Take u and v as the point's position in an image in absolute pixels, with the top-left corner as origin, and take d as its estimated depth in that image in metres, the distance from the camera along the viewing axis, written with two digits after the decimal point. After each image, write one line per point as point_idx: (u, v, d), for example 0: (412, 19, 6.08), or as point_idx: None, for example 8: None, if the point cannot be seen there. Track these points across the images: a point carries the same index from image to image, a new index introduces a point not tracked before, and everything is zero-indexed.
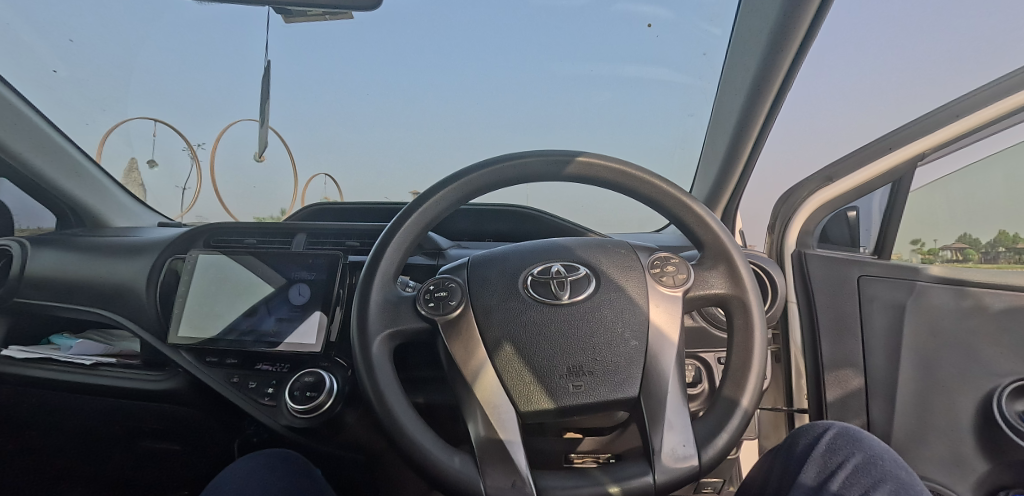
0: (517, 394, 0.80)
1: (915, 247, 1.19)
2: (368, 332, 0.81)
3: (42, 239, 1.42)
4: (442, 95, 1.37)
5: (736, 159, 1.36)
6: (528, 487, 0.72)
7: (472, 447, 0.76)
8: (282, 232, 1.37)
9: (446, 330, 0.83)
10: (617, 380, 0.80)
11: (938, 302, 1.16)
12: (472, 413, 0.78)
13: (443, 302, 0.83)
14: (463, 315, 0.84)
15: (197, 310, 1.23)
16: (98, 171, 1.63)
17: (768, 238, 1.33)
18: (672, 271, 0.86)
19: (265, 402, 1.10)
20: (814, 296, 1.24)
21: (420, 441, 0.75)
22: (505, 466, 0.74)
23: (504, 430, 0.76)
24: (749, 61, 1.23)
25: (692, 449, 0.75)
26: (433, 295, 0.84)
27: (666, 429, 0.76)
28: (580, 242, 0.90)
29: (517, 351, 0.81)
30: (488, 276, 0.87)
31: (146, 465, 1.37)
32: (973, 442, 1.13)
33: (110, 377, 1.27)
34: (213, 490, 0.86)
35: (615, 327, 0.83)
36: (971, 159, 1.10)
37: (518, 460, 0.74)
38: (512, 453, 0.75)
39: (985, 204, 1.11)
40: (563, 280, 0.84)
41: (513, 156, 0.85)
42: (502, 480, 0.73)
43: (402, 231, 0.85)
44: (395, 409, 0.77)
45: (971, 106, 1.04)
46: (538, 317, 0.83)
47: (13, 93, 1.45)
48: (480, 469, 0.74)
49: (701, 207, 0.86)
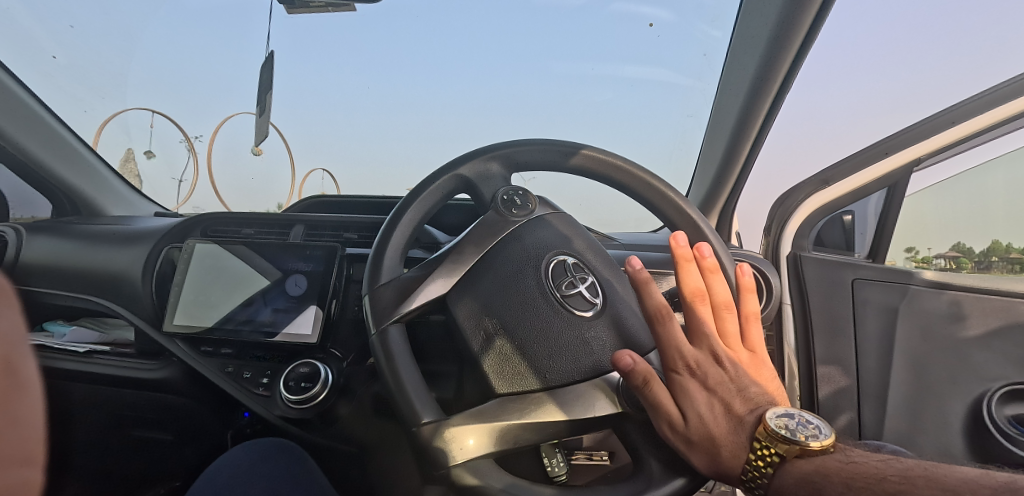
0: (464, 320, 0.85)
1: (910, 254, 1.25)
2: (460, 164, 0.88)
3: (37, 226, 1.42)
4: (436, 91, 1.39)
5: (731, 165, 1.37)
6: (385, 321, 0.81)
7: (400, 277, 0.85)
8: (280, 223, 1.32)
9: (473, 234, 0.87)
10: (523, 375, 0.80)
11: (930, 307, 1.23)
12: (431, 400, 0.77)
13: (507, 206, 0.88)
14: (508, 228, 0.87)
15: (193, 300, 1.22)
16: (95, 158, 1.61)
17: (764, 239, 1.37)
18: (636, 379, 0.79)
19: (260, 391, 1.12)
20: (808, 298, 1.29)
21: (386, 268, 0.85)
22: (394, 300, 0.82)
23: (417, 298, 0.82)
24: (748, 64, 1.22)
25: (477, 448, 0.73)
26: (511, 210, 0.88)
27: (476, 420, 0.74)
28: (611, 266, 0.89)
29: (505, 349, 0.82)
30: (540, 232, 0.88)
31: (137, 459, 1.35)
32: (963, 444, 1.19)
33: (105, 366, 1.28)
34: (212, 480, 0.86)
35: (571, 350, 0.81)
36: (952, 171, 1.17)
37: (397, 376, 0.77)
38: (395, 369, 0.77)
39: (971, 215, 1.17)
40: (578, 283, 0.84)
41: (545, 140, 0.87)
42: (384, 298, 0.82)
43: (532, 145, 0.88)
44: (386, 266, 0.85)
45: (967, 113, 1.09)
46: (527, 297, 0.84)
47: (13, 80, 1.43)
48: (382, 284, 0.84)
49: (716, 240, 0.85)
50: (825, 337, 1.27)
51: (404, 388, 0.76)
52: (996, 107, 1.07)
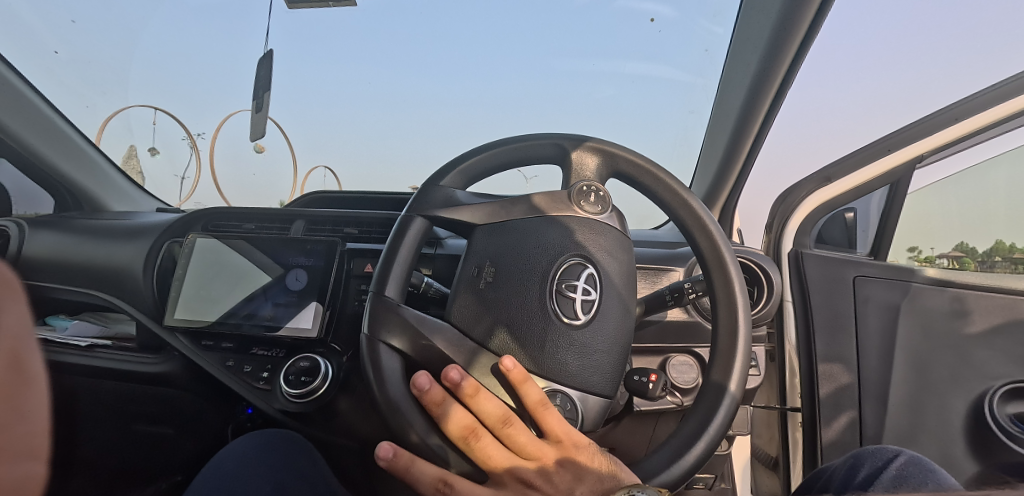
0: (464, 292, 0.85)
1: (912, 254, 1.25)
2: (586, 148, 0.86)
3: (39, 220, 1.42)
4: (437, 88, 1.39)
5: (733, 161, 1.36)
6: (427, 204, 0.86)
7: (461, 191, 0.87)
8: (281, 218, 1.32)
9: (523, 220, 0.85)
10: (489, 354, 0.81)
11: (931, 304, 1.23)
12: (402, 379, 0.79)
13: (582, 199, 0.85)
14: (568, 213, 0.85)
15: (194, 294, 1.22)
16: (96, 152, 1.61)
17: (765, 236, 1.37)
18: (559, 402, 0.81)
19: (260, 385, 1.12)
20: (810, 296, 1.28)
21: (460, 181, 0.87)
22: (445, 199, 0.86)
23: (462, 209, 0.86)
24: (749, 59, 1.22)
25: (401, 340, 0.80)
26: (581, 204, 0.85)
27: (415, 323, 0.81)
28: (627, 282, 0.86)
29: (483, 304, 0.83)
30: (579, 235, 0.85)
31: (139, 452, 1.35)
32: (964, 444, 1.19)
33: (106, 359, 1.28)
34: (217, 475, 0.85)
35: (540, 351, 0.81)
36: (955, 169, 1.16)
37: (394, 249, 0.84)
38: (395, 248, 0.84)
39: (972, 213, 1.18)
40: (582, 291, 0.82)
41: (557, 135, 0.86)
42: (439, 193, 0.86)
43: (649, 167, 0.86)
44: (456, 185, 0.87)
45: (971, 110, 1.08)
46: (524, 288, 0.83)
47: (12, 72, 1.43)
48: (448, 180, 0.87)
49: (739, 294, 0.83)
50: (826, 334, 1.27)
51: (389, 266, 0.83)
52: (997, 105, 1.06)
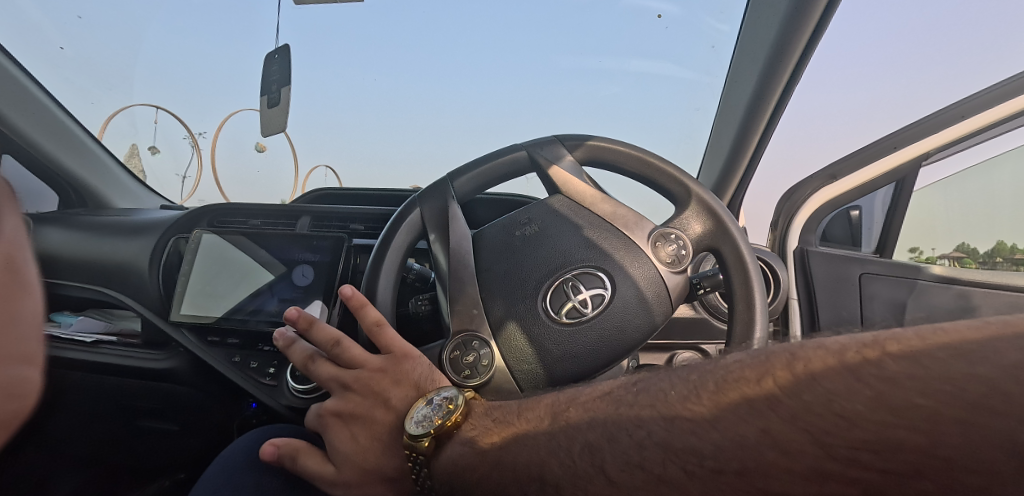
0: (486, 262, 0.87)
1: (914, 254, 1.28)
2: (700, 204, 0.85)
3: (43, 216, 1.41)
4: (443, 88, 1.39)
5: (740, 159, 1.35)
6: (557, 150, 0.87)
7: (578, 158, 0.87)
8: (286, 214, 1.31)
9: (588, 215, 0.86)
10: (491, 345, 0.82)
11: (938, 302, 1.23)
12: (400, 260, 0.86)
13: (663, 245, 0.84)
14: (642, 241, 0.84)
15: (200, 290, 1.22)
16: (100, 149, 1.62)
17: (771, 234, 1.35)
18: (480, 353, 0.82)
19: (266, 381, 1.13)
20: (816, 293, 1.28)
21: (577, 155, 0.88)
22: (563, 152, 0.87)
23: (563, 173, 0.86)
24: (757, 55, 1.22)
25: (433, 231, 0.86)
26: (659, 246, 0.84)
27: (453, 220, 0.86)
28: (641, 299, 0.83)
29: (495, 292, 0.85)
30: (620, 251, 0.84)
31: (143, 448, 1.35)
32: None
33: (111, 355, 1.28)
34: (234, 470, 0.87)
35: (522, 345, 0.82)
36: (956, 167, 1.19)
37: (492, 155, 0.88)
38: (484, 160, 0.88)
39: (972, 215, 1.23)
40: (583, 299, 0.82)
41: (581, 138, 0.87)
42: (562, 152, 0.87)
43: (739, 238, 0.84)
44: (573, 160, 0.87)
45: (976, 108, 1.08)
46: (539, 278, 0.84)
47: (14, 65, 1.42)
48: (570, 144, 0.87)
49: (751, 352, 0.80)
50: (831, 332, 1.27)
51: (478, 164, 0.88)
52: (997, 104, 1.07)
